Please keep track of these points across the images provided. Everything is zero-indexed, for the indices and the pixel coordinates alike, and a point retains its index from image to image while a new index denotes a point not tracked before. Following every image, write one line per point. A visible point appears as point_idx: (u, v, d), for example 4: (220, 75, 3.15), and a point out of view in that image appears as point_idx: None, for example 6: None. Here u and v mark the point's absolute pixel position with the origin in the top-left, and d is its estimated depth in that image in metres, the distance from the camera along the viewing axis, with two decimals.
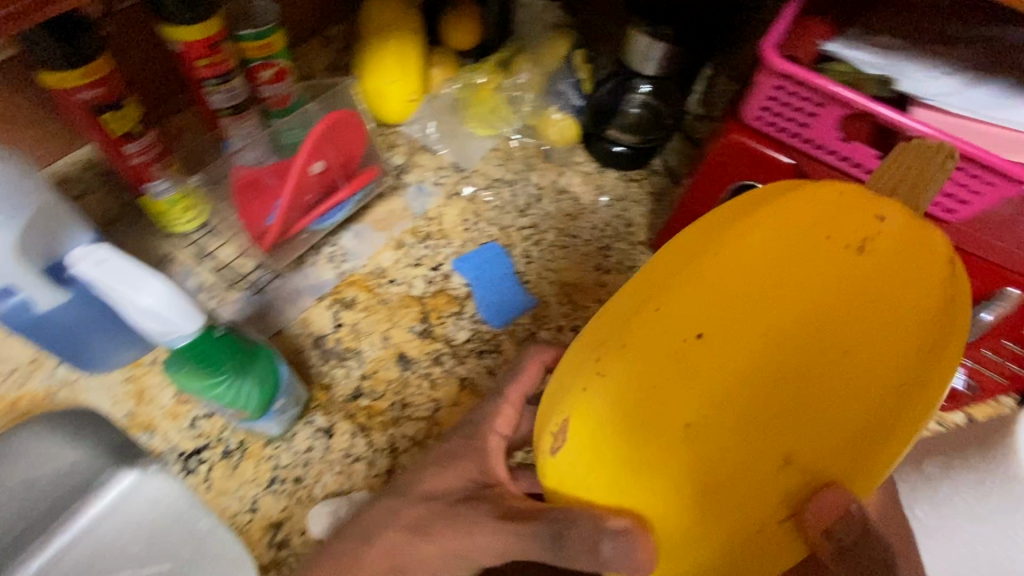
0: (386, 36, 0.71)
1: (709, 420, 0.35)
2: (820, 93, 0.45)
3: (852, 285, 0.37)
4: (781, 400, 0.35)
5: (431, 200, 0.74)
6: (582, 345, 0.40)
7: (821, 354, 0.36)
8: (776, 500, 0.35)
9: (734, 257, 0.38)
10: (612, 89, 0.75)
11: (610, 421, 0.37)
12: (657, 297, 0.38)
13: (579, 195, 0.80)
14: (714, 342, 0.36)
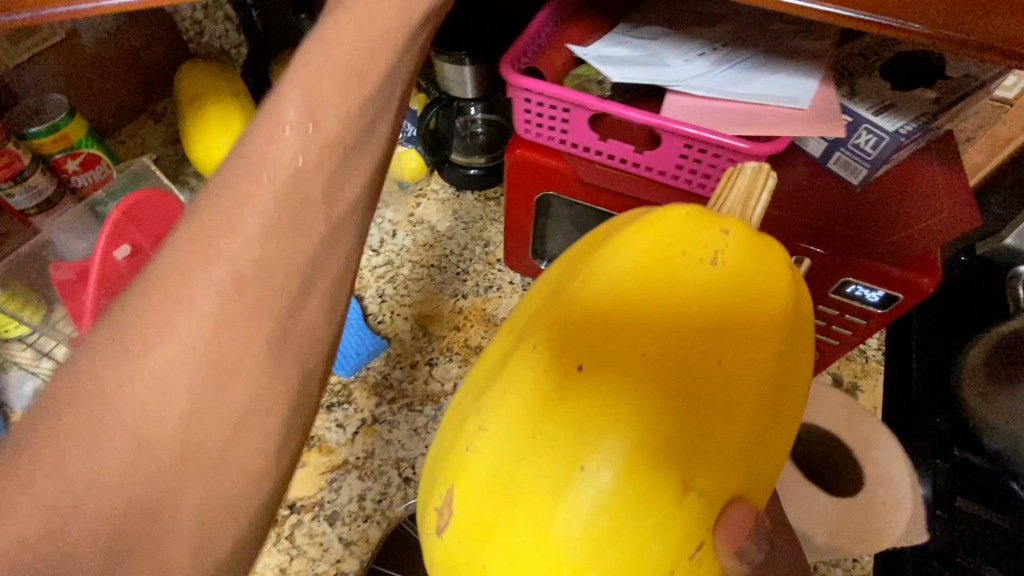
0: (204, 104, 0.71)
1: (607, 471, 0.30)
2: (560, 100, 0.45)
3: (718, 291, 0.32)
4: (670, 427, 0.30)
5: None
6: (464, 401, 0.35)
7: (714, 377, 0.30)
8: (683, 537, 0.30)
9: (610, 276, 0.33)
10: (440, 113, 0.74)
11: (491, 486, 0.31)
12: (533, 331, 0.33)
13: (435, 223, 0.79)
14: (595, 380, 0.31)
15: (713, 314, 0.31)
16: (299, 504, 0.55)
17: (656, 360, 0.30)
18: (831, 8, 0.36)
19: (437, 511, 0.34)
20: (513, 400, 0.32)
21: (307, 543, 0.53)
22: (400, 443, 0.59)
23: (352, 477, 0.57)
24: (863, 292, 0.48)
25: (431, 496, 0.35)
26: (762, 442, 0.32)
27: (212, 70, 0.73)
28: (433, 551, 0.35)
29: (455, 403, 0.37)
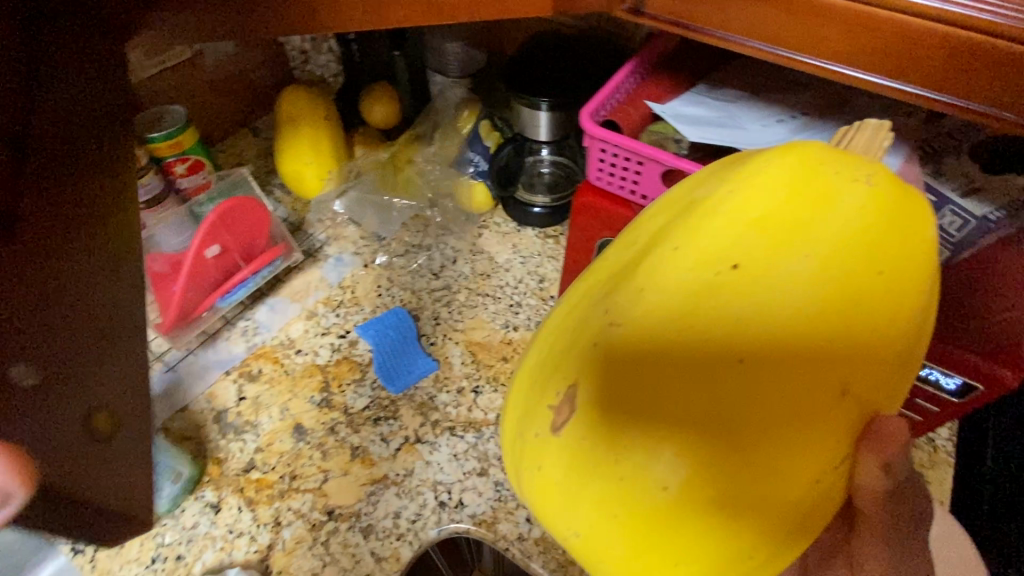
0: (300, 124, 0.78)
1: (765, 360, 0.30)
2: (636, 153, 0.47)
3: (882, 212, 0.33)
4: (834, 332, 0.31)
5: (348, 269, 0.78)
6: (579, 310, 0.35)
7: (870, 284, 0.31)
8: (837, 436, 0.31)
9: (760, 190, 0.33)
10: (512, 152, 0.79)
11: (627, 382, 0.31)
12: (672, 238, 0.33)
13: (494, 255, 0.81)
14: (756, 277, 0.31)
15: (869, 231, 0.32)
16: (337, 511, 0.57)
17: (819, 261, 0.31)
18: (919, 91, 0.36)
19: (552, 404, 0.34)
20: (657, 296, 0.32)
21: (341, 553, 0.55)
22: (439, 466, 0.61)
23: (390, 494, 0.58)
24: (938, 377, 0.47)
25: (540, 393, 0.34)
26: (904, 349, 0.33)
27: (311, 95, 0.79)
28: (540, 453, 0.34)
29: (560, 315, 0.37)
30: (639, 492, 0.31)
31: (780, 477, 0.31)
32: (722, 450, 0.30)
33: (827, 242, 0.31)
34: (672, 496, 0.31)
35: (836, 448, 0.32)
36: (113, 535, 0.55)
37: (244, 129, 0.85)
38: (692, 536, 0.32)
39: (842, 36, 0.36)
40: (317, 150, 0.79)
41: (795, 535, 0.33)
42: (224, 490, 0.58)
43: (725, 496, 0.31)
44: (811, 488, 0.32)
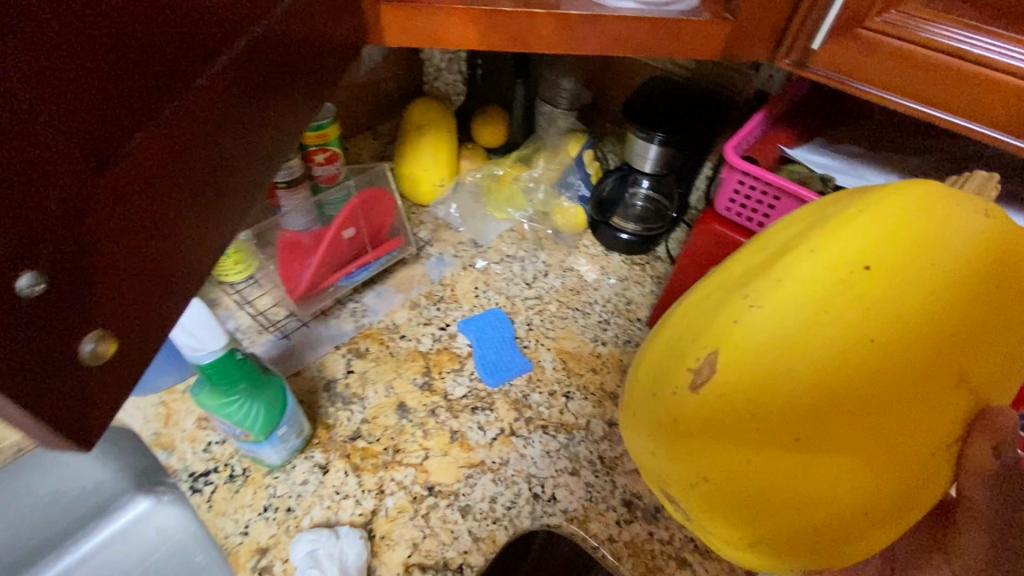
0: (424, 132, 0.85)
1: (899, 349, 0.29)
2: (773, 187, 0.52)
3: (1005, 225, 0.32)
4: (962, 331, 0.29)
5: (449, 268, 0.83)
6: (703, 300, 0.34)
7: (1001, 284, 0.31)
8: (953, 426, 0.30)
9: (890, 200, 0.32)
10: (614, 183, 0.85)
11: (764, 353, 0.30)
12: (807, 240, 0.32)
13: (584, 273, 0.85)
14: (895, 269, 0.30)
15: (998, 236, 0.31)
16: (438, 488, 0.60)
17: (955, 259, 0.30)
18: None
19: (686, 369, 0.32)
20: (795, 282, 0.30)
21: (440, 527, 0.57)
22: (533, 460, 0.63)
23: (486, 479, 0.61)
24: None
25: (673, 360, 0.33)
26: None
27: (438, 109, 0.87)
28: (670, 417, 0.32)
29: (695, 297, 0.35)
30: (771, 454, 0.30)
31: (895, 465, 0.30)
32: (843, 433, 0.29)
33: (957, 247, 0.30)
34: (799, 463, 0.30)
35: (954, 433, 0.31)
36: (229, 480, 0.59)
37: (366, 131, 0.93)
38: (805, 505, 0.30)
39: (997, 103, 0.41)
40: (436, 157, 0.85)
41: (909, 512, 0.31)
42: (332, 454, 0.62)
43: (855, 467, 0.30)
44: (931, 466, 0.31)
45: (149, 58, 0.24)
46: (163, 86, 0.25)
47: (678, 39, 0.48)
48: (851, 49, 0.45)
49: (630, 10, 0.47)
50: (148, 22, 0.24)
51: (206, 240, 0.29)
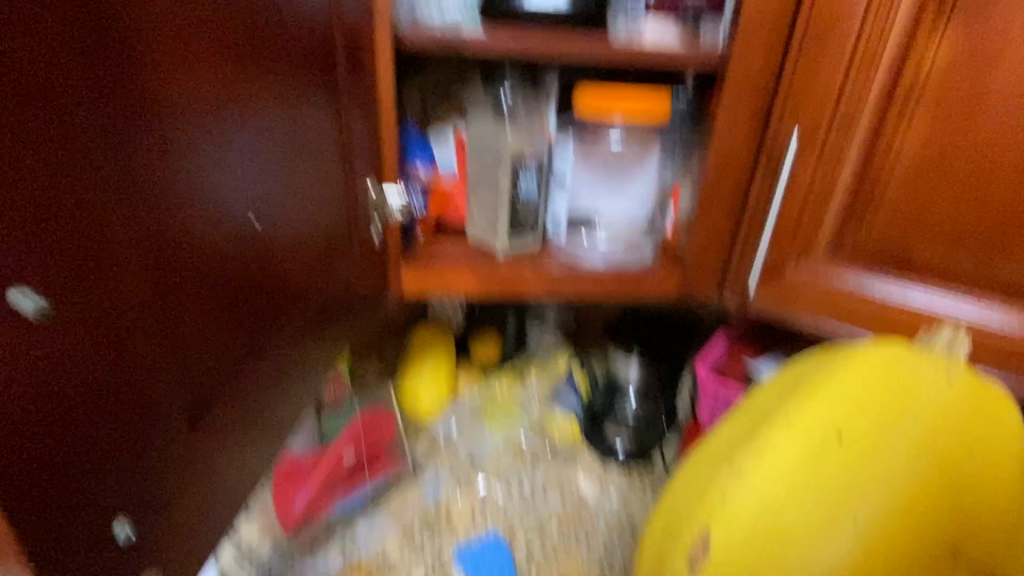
0: (427, 351, 0.93)
1: (880, 534, 0.38)
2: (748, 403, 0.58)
3: (943, 428, 0.41)
4: (925, 519, 0.38)
5: (444, 488, 0.81)
6: (710, 471, 0.45)
7: (946, 488, 0.39)
8: None
9: (848, 386, 0.42)
10: (604, 396, 0.90)
11: (761, 522, 0.40)
12: (780, 417, 0.43)
13: (584, 490, 0.83)
14: (859, 454, 0.40)
15: (955, 401, 0.41)
16: None
17: (922, 427, 0.40)
18: None
19: (688, 546, 0.43)
20: (774, 459, 0.42)
21: None
22: None
23: None
24: None
25: (680, 539, 0.44)
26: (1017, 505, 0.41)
27: (438, 333, 0.96)
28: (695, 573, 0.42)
29: (685, 477, 0.48)
30: None
31: None
32: None
33: (919, 449, 0.40)
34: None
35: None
36: None
37: (372, 353, 1.01)
38: None
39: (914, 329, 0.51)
40: (435, 375, 0.92)
41: None
42: None
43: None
44: None
45: None
46: None
47: (640, 283, 0.59)
48: (786, 290, 0.54)
49: (602, 264, 0.61)
50: None
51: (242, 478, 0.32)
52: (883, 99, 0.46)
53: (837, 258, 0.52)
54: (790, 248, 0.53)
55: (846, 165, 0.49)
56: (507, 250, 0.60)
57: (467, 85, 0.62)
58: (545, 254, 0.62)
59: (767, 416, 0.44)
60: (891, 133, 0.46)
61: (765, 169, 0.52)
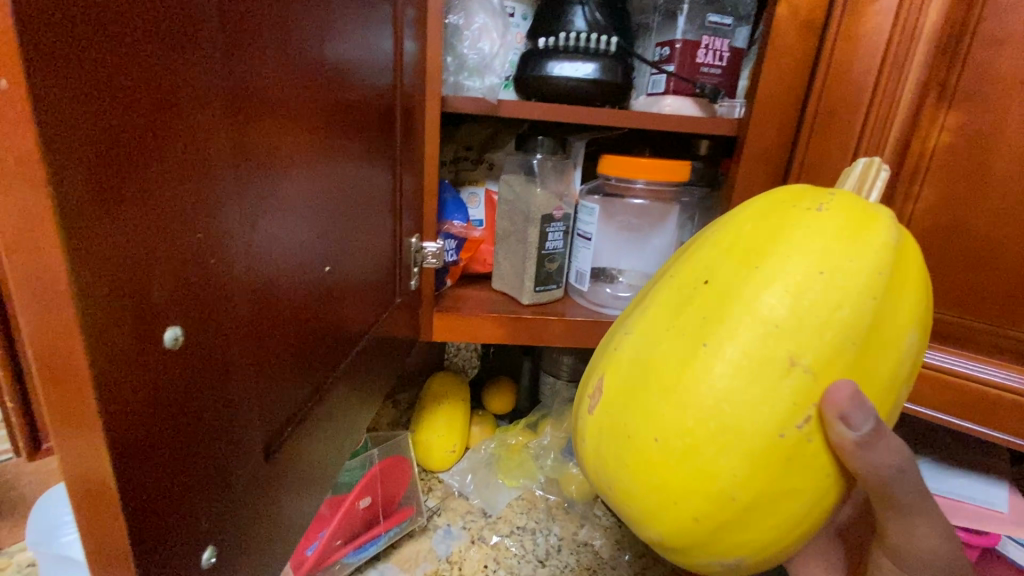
0: (441, 400, 0.92)
1: (732, 372, 0.29)
2: None
3: (800, 252, 0.30)
4: (745, 360, 0.29)
5: (456, 542, 0.79)
6: (615, 332, 0.38)
7: (815, 318, 0.29)
8: (822, 471, 0.30)
9: (737, 222, 0.34)
10: None
11: (633, 369, 0.33)
12: (678, 265, 0.35)
13: (599, 549, 0.81)
14: (725, 283, 0.31)
15: (840, 231, 0.31)
16: None
17: (789, 250, 0.30)
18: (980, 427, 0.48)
19: (590, 396, 0.36)
20: (658, 313, 0.33)
21: None
22: None
23: None
24: None
25: (586, 392, 0.37)
26: (885, 376, 0.31)
27: (456, 381, 0.97)
28: (583, 434, 0.36)
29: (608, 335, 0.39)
30: (659, 492, 0.31)
31: (771, 518, 0.31)
32: (679, 468, 0.30)
33: (763, 262, 0.31)
34: (733, 494, 0.30)
35: (831, 453, 0.30)
36: None
37: (387, 399, 1.01)
38: (696, 537, 0.32)
39: (939, 397, 0.49)
40: (450, 424, 0.91)
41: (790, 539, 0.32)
42: None
43: (741, 456, 0.29)
44: (794, 520, 0.31)
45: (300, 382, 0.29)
46: (302, 406, 0.30)
47: None
48: None
49: None
50: (305, 359, 0.29)
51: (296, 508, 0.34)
52: (894, 167, 0.49)
53: None
54: None
55: None
56: (533, 299, 0.63)
57: (497, 150, 0.70)
58: (568, 306, 0.65)
59: (671, 268, 0.36)
60: (904, 198, 0.48)
61: None
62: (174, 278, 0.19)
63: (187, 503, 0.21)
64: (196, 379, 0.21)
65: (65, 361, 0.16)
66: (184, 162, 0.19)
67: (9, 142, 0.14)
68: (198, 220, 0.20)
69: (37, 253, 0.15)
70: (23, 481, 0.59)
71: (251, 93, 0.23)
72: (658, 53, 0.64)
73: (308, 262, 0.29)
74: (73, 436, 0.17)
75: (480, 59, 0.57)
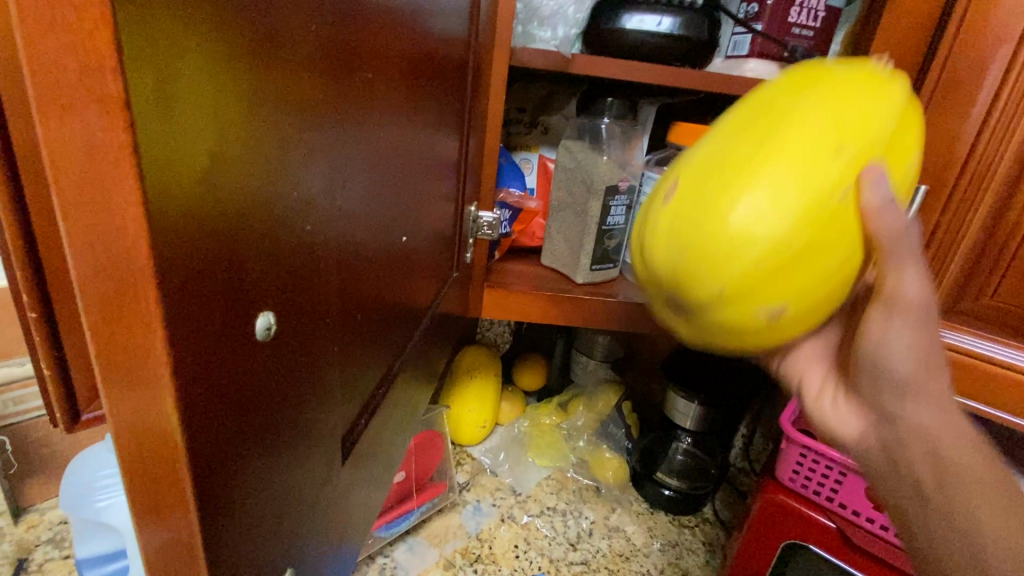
0: (473, 373, 0.88)
1: (788, 122, 0.26)
2: (839, 463, 0.55)
3: (840, 65, 0.29)
4: (800, 114, 0.26)
5: (487, 520, 0.78)
6: None
7: (860, 96, 0.27)
8: (852, 239, 0.27)
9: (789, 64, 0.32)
10: (658, 436, 0.85)
11: (692, 151, 0.29)
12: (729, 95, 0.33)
13: (631, 535, 0.79)
14: (781, 80, 0.29)
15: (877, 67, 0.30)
16: None
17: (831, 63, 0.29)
18: None
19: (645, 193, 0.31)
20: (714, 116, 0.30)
21: None
22: None
23: None
24: None
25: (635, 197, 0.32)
26: (906, 176, 0.28)
27: (489, 356, 0.91)
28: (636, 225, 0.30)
29: None
30: (704, 236, 0.26)
31: (802, 282, 0.26)
32: (732, 206, 0.25)
33: (812, 67, 0.29)
34: (780, 237, 0.25)
35: (860, 224, 0.27)
36: None
37: None
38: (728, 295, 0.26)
39: None
40: (481, 399, 0.87)
41: (808, 313, 0.27)
42: None
43: (794, 197, 0.25)
44: (818, 289, 0.27)
45: (361, 366, 0.26)
46: (358, 390, 0.27)
47: None
48: None
49: None
50: (368, 341, 0.26)
51: (353, 499, 0.31)
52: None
53: (951, 317, 0.48)
54: None
55: (976, 218, 0.45)
56: (588, 279, 0.58)
57: (552, 113, 0.64)
58: (623, 286, 0.60)
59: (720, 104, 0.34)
60: None
61: None
62: (253, 245, 0.17)
63: (241, 502, 0.18)
64: (262, 361, 0.18)
65: (134, 341, 0.14)
66: (270, 103, 0.16)
67: (75, 54, 0.11)
68: (279, 177, 0.17)
69: (101, 206, 0.12)
70: (54, 442, 0.57)
71: (345, 28, 0.19)
72: (745, 9, 0.57)
73: (376, 234, 0.25)
74: (134, 425, 0.15)
75: (553, 7, 0.51)
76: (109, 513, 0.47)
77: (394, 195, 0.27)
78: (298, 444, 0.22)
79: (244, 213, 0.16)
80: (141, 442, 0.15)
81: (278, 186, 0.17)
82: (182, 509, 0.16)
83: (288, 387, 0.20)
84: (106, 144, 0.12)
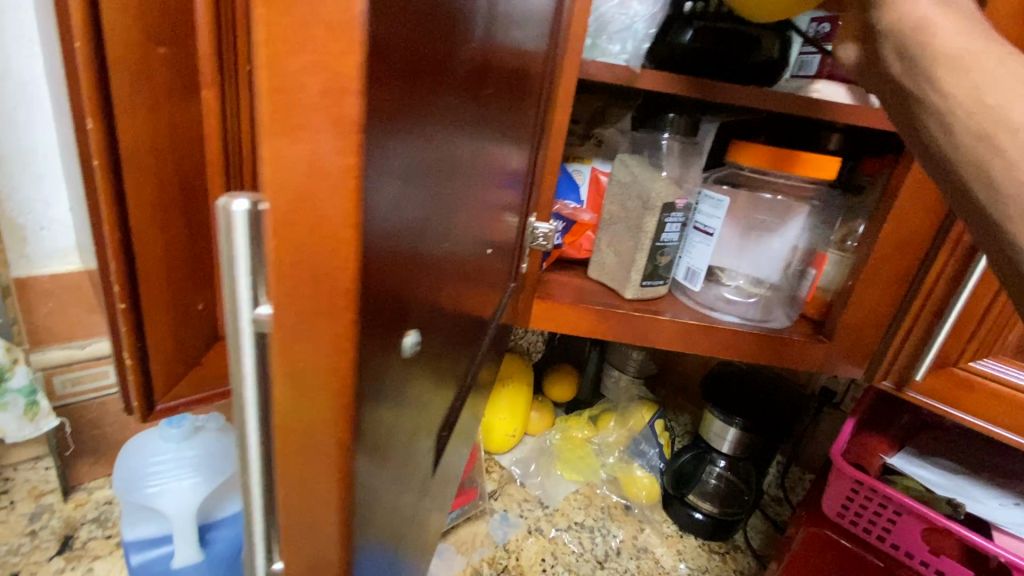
0: (506, 380, 0.87)
1: None
2: (893, 501, 0.53)
3: None
4: None
5: (514, 530, 0.77)
6: None
7: None
8: None
9: None
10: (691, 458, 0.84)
11: None
12: None
13: (659, 557, 0.77)
14: None
15: None
16: None
17: None
18: None
19: None
20: None
21: None
22: None
23: None
24: None
25: None
26: None
27: (522, 365, 0.90)
28: None
29: None
30: None
31: None
32: None
33: None
34: None
35: None
36: None
37: None
38: None
39: None
40: (512, 406, 0.86)
41: None
42: None
43: None
44: None
45: (442, 376, 0.26)
46: (440, 403, 0.27)
47: (779, 352, 0.56)
48: (952, 386, 0.48)
49: (736, 324, 0.57)
50: (447, 350, 0.27)
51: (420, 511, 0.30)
52: None
53: None
54: (973, 336, 0.47)
55: None
56: (637, 294, 0.58)
57: (607, 125, 0.63)
58: (673, 305, 0.59)
59: None
60: None
61: (951, 247, 0.48)
62: (395, 257, 0.17)
63: (366, 515, 0.18)
64: (390, 372, 0.18)
65: (333, 353, 0.14)
66: (416, 116, 0.16)
67: (319, 72, 0.11)
68: (416, 190, 0.18)
69: (309, 222, 0.12)
70: (109, 424, 0.59)
71: (462, 43, 0.20)
72: (816, 30, 0.57)
73: (456, 244, 0.26)
74: (309, 438, 0.15)
75: (624, 24, 0.51)
76: (159, 499, 0.49)
77: (474, 204, 0.28)
78: (400, 454, 0.22)
79: (399, 160, 0.15)
80: (300, 454, 0.15)
81: (414, 194, 0.17)
82: (335, 526, 0.16)
83: (400, 399, 0.20)
84: (325, 152, 0.12)
